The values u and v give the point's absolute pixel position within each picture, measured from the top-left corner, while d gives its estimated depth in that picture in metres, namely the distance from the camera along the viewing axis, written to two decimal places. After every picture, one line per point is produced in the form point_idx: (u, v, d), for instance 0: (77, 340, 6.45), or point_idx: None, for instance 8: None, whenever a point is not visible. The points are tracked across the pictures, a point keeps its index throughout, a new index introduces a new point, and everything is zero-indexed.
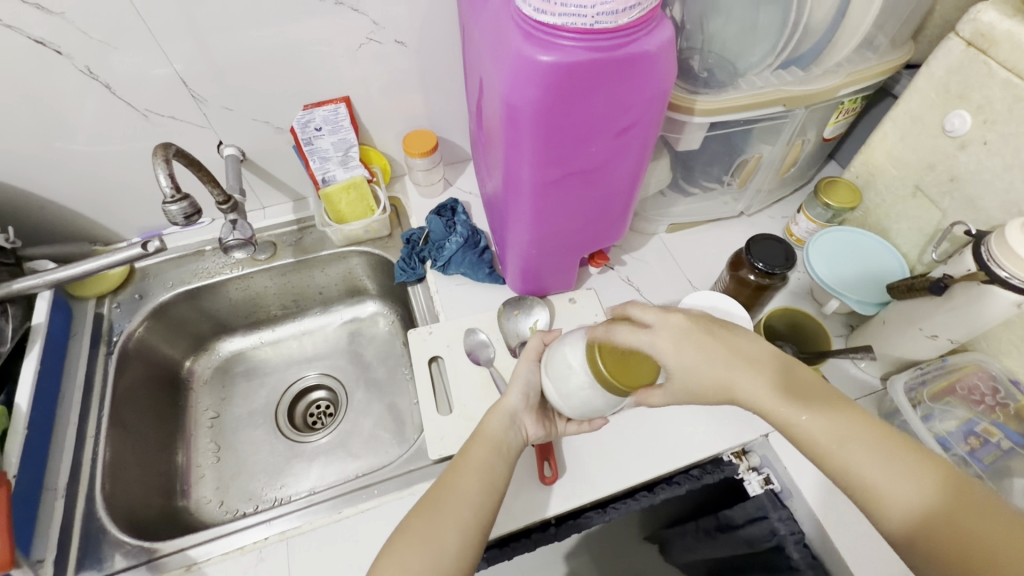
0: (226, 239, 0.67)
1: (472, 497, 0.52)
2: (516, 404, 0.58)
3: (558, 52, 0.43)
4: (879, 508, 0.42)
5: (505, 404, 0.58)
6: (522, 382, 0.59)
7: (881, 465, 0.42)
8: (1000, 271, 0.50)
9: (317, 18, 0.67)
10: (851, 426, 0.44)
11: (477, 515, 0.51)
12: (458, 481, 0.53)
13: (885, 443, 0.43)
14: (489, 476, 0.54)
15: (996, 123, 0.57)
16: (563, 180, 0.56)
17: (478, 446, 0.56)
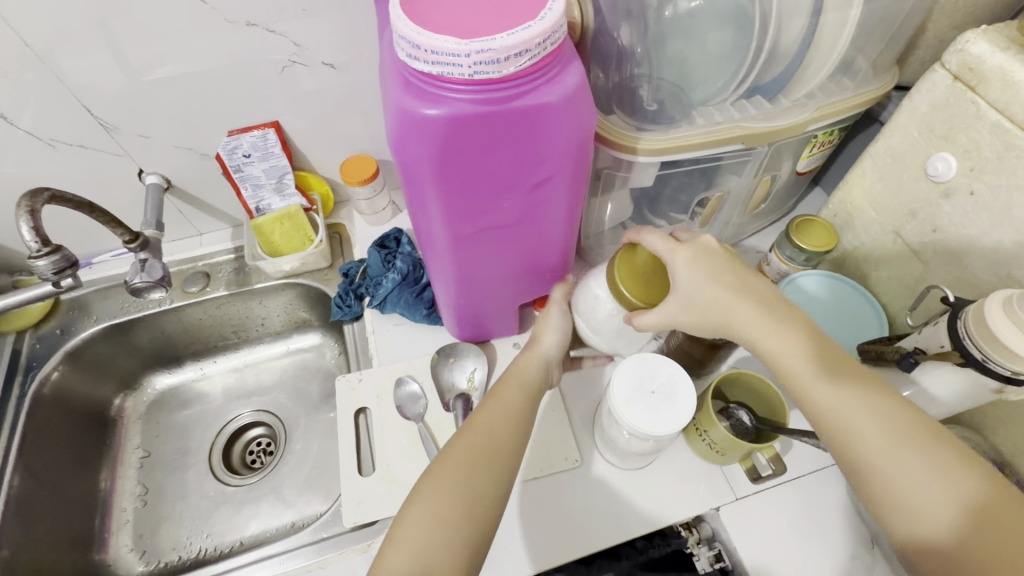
0: (132, 280, 0.62)
1: (506, 416, 0.49)
2: (552, 343, 0.58)
3: (439, 104, 0.37)
4: (905, 525, 0.36)
5: (540, 343, 0.58)
6: (556, 325, 0.59)
7: (917, 469, 0.37)
8: (976, 353, 0.43)
9: (230, 41, 0.61)
10: (886, 422, 0.39)
11: (513, 432, 0.48)
12: (491, 406, 0.50)
13: (923, 445, 0.38)
14: (522, 400, 0.51)
15: (983, 171, 0.49)
16: (478, 237, 0.49)
17: (509, 378, 0.54)
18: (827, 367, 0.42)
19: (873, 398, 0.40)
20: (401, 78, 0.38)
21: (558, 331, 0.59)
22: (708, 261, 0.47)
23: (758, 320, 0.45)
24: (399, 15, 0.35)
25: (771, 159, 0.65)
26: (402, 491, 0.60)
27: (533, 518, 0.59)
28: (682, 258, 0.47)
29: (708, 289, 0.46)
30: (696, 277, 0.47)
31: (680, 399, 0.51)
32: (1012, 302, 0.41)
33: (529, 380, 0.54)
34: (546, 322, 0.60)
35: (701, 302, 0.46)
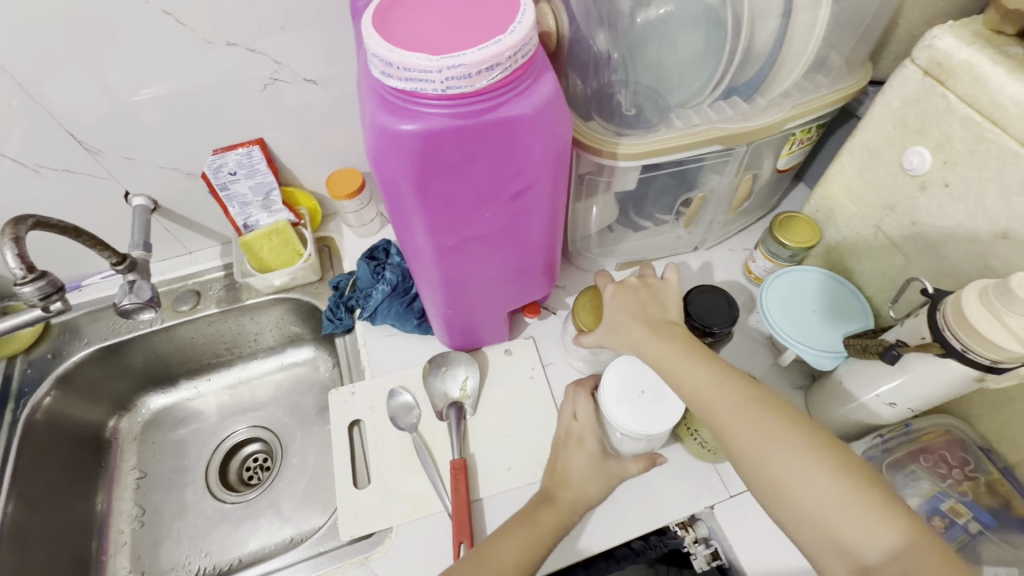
0: (121, 302, 0.62)
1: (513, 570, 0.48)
2: (594, 497, 0.54)
3: (414, 120, 0.37)
4: (820, 545, 0.38)
5: (577, 492, 0.54)
6: (600, 478, 0.55)
7: (808, 485, 0.39)
8: (956, 344, 0.43)
9: (211, 61, 0.61)
10: (778, 437, 0.42)
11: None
12: (502, 554, 0.49)
13: (817, 456, 0.40)
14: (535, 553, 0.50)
15: (956, 164, 0.50)
16: (462, 247, 0.50)
17: (530, 522, 0.52)
18: (721, 388, 0.45)
19: (760, 415, 0.43)
20: (376, 94, 0.39)
21: (602, 486, 0.55)
22: (625, 296, 0.55)
23: (660, 344, 0.49)
24: (371, 34, 0.36)
25: (752, 157, 0.65)
26: (399, 502, 0.61)
27: None
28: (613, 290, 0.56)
29: (622, 316, 0.54)
30: (618, 307, 0.54)
31: (665, 399, 0.52)
32: (989, 293, 0.42)
33: (549, 531, 0.51)
34: (591, 467, 0.56)
35: (617, 328, 0.54)
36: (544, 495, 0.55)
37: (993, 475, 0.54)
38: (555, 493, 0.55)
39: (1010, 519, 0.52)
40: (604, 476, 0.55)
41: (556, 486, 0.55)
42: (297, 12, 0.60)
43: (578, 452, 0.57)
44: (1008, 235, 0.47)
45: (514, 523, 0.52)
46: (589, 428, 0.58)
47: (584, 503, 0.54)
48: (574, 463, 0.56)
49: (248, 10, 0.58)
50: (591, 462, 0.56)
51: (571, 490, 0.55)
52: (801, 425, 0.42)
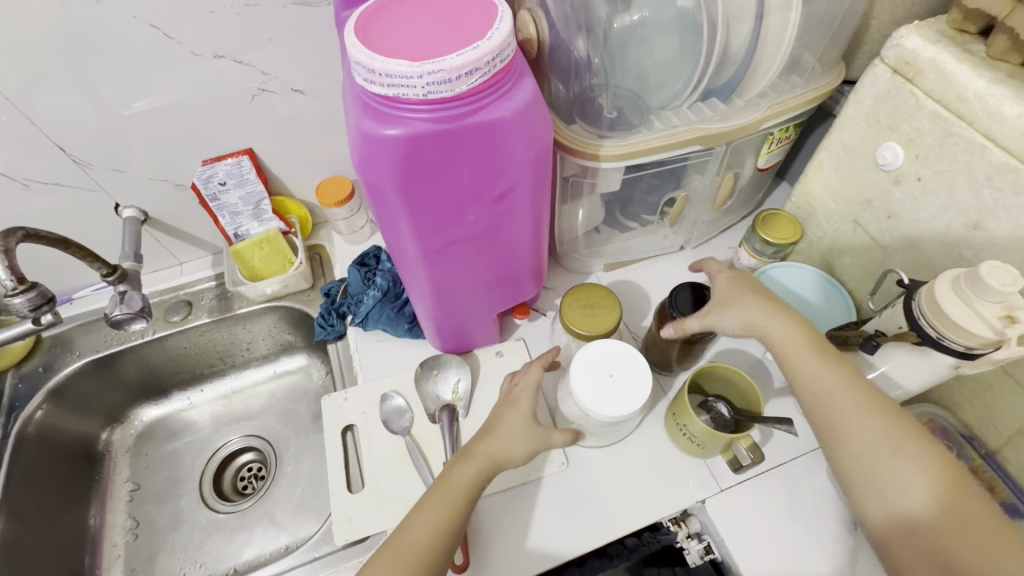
0: (112, 313, 0.62)
1: (426, 544, 0.47)
2: (513, 458, 0.53)
3: (398, 125, 0.38)
4: (884, 502, 0.42)
5: (497, 450, 0.53)
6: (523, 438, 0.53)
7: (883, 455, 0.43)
8: (931, 331, 0.45)
9: (199, 72, 0.62)
10: (864, 414, 0.44)
11: (423, 565, 0.46)
12: (419, 528, 0.48)
13: (893, 432, 0.43)
14: (451, 521, 0.49)
15: (927, 158, 0.51)
16: (447, 250, 0.50)
17: (449, 483, 0.50)
18: (823, 363, 0.48)
19: (860, 395, 0.45)
20: (360, 101, 0.39)
21: (524, 445, 0.53)
22: (736, 275, 0.56)
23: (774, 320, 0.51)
24: (353, 42, 0.37)
25: (732, 156, 0.67)
26: (392, 505, 0.61)
27: (522, 522, 0.60)
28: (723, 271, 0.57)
29: (732, 292, 0.54)
30: (729, 284, 0.55)
31: (631, 391, 0.53)
32: (961, 281, 0.43)
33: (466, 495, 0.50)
34: (514, 425, 0.54)
35: (723, 303, 0.53)
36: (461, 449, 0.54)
37: (975, 462, 0.55)
38: (476, 447, 0.53)
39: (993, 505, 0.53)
40: (527, 436, 0.54)
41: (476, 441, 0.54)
42: (283, 24, 0.61)
43: (507, 412, 0.55)
44: (978, 225, 0.49)
45: (435, 484, 0.51)
46: (524, 390, 0.57)
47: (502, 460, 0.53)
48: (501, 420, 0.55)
49: (234, 22, 0.59)
50: (518, 419, 0.54)
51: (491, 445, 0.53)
52: (883, 405, 0.44)
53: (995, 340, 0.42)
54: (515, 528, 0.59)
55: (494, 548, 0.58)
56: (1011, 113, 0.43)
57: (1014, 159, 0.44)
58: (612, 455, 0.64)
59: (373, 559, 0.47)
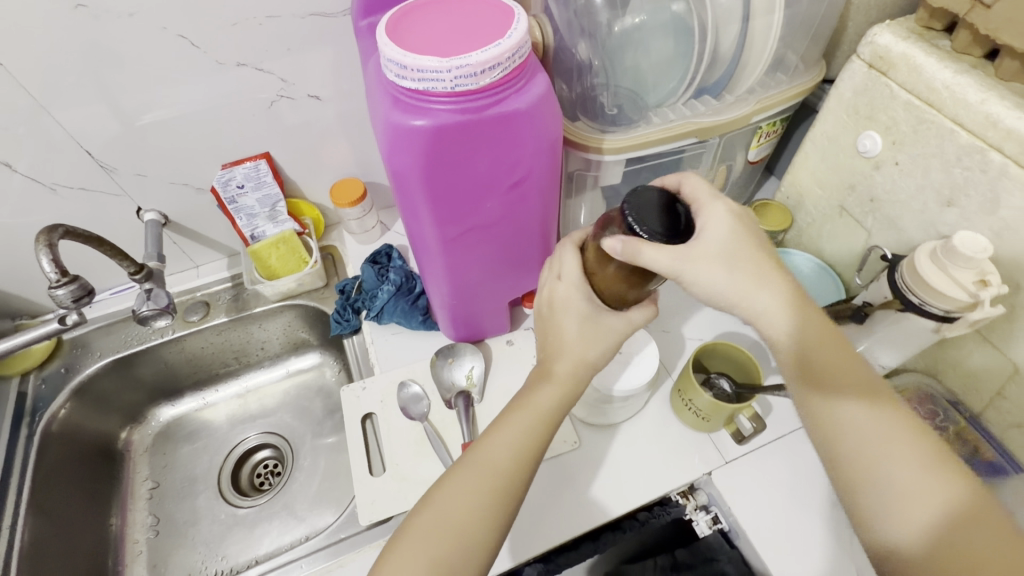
0: (140, 309, 0.65)
1: (507, 460, 0.47)
2: (597, 360, 0.51)
3: (424, 116, 0.42)
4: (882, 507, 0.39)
5: (576, 360, 0.51)
6: (598, 338, 0.51)
7: (886, 455, 0.41)
8: (914, 298, 0.49)
9: (222, 80, 0.66)
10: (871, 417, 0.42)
11: (513, 482, 0.47)
12: (496, 449, 0.48)
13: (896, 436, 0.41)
14: (531, 436, 0.49)
15: (904, 144, 0.56)
16: (464, 237, 0.54)
17: (529, 406, 0.50)
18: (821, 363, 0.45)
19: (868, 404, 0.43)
20: (390, 96, 0.43)
21: (603, 347, 0.51)
22: (736, 222, 0.47)
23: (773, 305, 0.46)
24: (386, 41, 0.41)
25: (725, 149, 0.71)
26: (413, 487, 0.63)
27: (538, 499, 0.62)
28: (715, 211, 0.47)
29: (728, 251, 0.46)
30: (717, 233, 0.46)
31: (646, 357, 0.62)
32: (937, 251, 0.47)
33: (547, 416, 0.50)
34: (585, 329, 0.51)
35: (698, 253, 0.44)
36: (534, 375, 0.52)
37: (959, 425, 0.59)
38: (552, 365, 0.51)
39: (979, 465, 0.57)
40: (606, 336, 0.51)
41: (553, 358, 0.52)
42: (302, 34, 0.65)
43: (570, 316, 0.51)
44: (952, 203, 0.53)
45: (513, 405, 0.51)
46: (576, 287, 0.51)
47: (583, 369, 0.51)
48: (570, 327, 0.51)
49: (257, 32, 0.63)
50: (590, 321, 0.50)
51: (567, 360, 0.51)
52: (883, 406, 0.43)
53: (969, 303, 0.46)
54: (532, 504, 0.62)
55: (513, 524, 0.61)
56: (975, 99, 0.48)
57: (980, 140, 0.49)
58: (622, 433, 0.67)
59: (448, 475, 0.47)
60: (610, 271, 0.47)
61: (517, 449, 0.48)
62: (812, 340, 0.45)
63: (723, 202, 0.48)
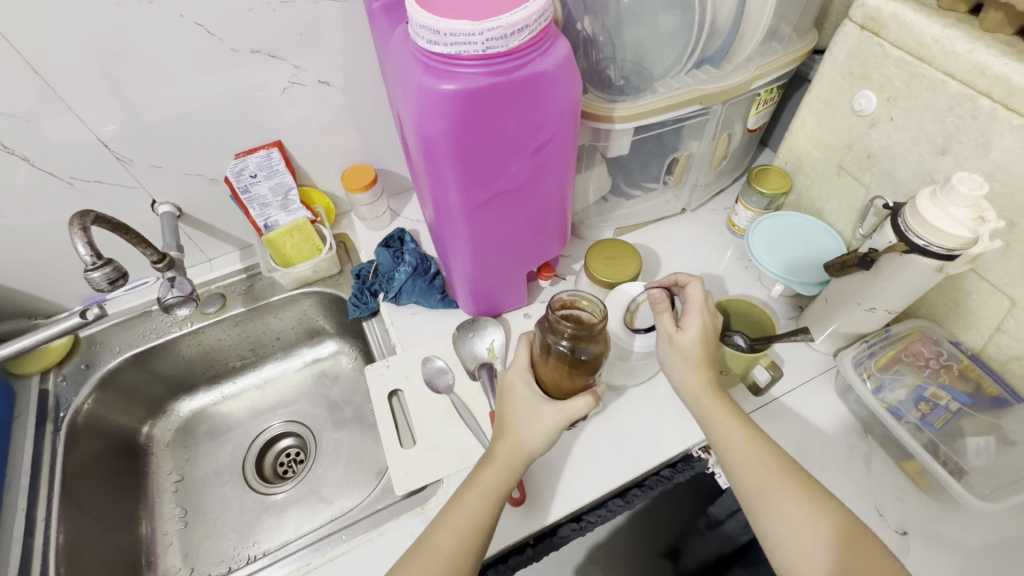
0: (164, 297, 0.66)
1: (463, 530, 0.51)
2: (535, 447, 0.54)
3: (456, 80, 0.44)
4: (786, 538, 0.47)
5: (516, 442, 0.55)
6: (538, 424, 0.54)
7: (770, 495, 0.49)
8: (919, 241, 0.51)
9: (236, 69, 0.67)
10: (762, 455, 0.52)
11: (470, 544, 0.50)
12: (444, 533, 0.51)
13: (785, 470, 0.50)
14: (479, 516, 0.52)
15: (898, 99, 0.59)
16: (490, 204, 0.56)
17: (474, 487, 0.54)
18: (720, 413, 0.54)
19: (760, 444, 0.52)
20: (421, 64, 0.45)
21: (542, 431, 0.54)
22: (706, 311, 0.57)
23: (684, 369, 0.56)
24: (417, 9, 0.43)
25: (726, 118, 0.74)
26: (445, 455, 0.65)
27: (567, 459, 0.65)
28: (698, 298, 0.57)
29: (695, 355, 0.56)
30: (694, 339, 0.56)
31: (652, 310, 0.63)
32: (936, 194, 0.51)
33: (493, 494, 0.53)
34: (522, 411, 0.56)
35: (698, 331, 0.56)
36: (487, 452, 0.57)
37: (963, 363, 0.63)
38: (495, 449, 0.55)
39: (983, 399, 0.61)
40: (541, 423, 0.54)
41: (494, 443, 0.56)
42: (313, 21, 0.67)
43: (510, 400, 0.57)
44: (946, 150, 0.56)
45: (461, 490, 0.54)
46: (519, 375, 0.58)
47: (525, 454, 0.54)
48: (513, 412, 0.56)
49: (269, 19, 0.64)
50: (525, 407, 0.56)
51: (508, 443, 0.55)
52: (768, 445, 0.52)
53: (970, 239, 0.49)
54: (562, 465, 0.64)
55: (545, 484, 0.63)
56: (963, 50, 0.51)
57: (970, 88, 0.52)
58: (643, 394, 0.69)
59: (415, 553, 0.51)
60: (551, 367, 0.54)
61: (467, 523, 0.52)
62: (710, 406, 0.55)
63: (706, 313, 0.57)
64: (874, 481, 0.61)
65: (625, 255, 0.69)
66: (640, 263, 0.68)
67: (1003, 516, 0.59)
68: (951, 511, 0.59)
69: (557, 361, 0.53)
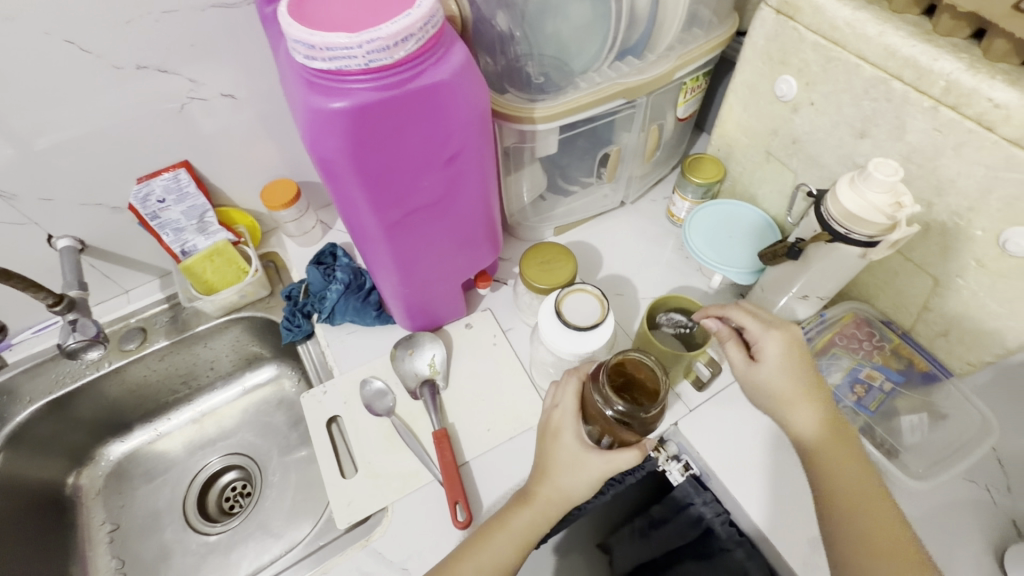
0: (67, 343, 0.61)
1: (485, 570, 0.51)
2: (573, 495, 0.52)
3: (344, 97, 0.40)
4: None
5: (556, 490, 0.52)
6: (580, 476, 0.51)
7: (865, 558, 0.45)
8: (840, 229, 0.51)
9: (122, 88, 0.61)
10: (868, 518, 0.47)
11: None
12: (465, 567, 0.51)
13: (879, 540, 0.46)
14: (507, 557, 0.51)
15: (816, 84, 0.58)
16: (407, 221, 0.53)
17: (504, 528, 0.52)
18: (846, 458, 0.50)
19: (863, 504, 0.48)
20: (304, 81, 0.42)
21: (582, 481, 0.51)
22: (789, 347, 0.53)
23: (791, 411, 0.51)
24: (289, 22, 0.39)
25: (654, 109, 0.72)
26: (389, 482, 0.62)
27: (515, 473, 0.63)
28: (771, 342, 0.53)
29: (781, 388, 0.51)
30: (768, 378, 0.52)
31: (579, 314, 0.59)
32: (855, 181, 0.50)
33: (523, 539, 0.52)
34: (568, 459, 0.51)
35: (771, 374, 0.52)
36: (526, 489, 0.55)
37: (895, 341, 0.63)
38: (535, 490, 0.53)
39: (915, 375, 0.62)
40: (586, 470, 0.50)
41: (536, 483, 0.53)
42: (205, 31, 0.61)
43: (556, 445, 0.53)
44: (865, 134, 0.56)
45: (490, 525, 0.53)
46: (567, 417, 0.53)
47: (563, 501, 0.52)
48: (555, 457, 0.52)
49: (152, 32, 0.59)
50: (569, 454, 0.52)
51: (549, 486, 0.53)
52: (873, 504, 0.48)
53: (888, 225, 0.49)
54: (511, 479, 0.62)
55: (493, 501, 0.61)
56: (874, 32, 0.50)
57: (882, 71, 0.51)
58: None
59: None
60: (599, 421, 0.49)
61: (493, 566, 0.51)
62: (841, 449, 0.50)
63: (775, 330, 0.53)
64: None
65: (562, 259, 0.67)
66: (577, 266, 0.67)
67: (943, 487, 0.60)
68: None
69: (604, 421, 0.48)
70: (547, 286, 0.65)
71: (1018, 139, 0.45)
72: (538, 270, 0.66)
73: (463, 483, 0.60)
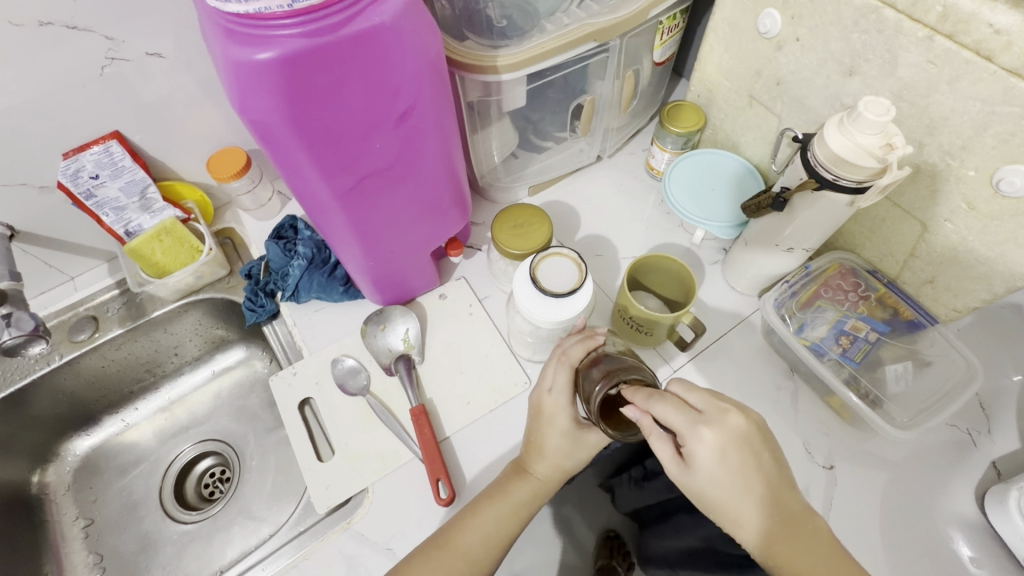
0: (2, 340, 0.56)
1: (484, 543, 0.50)
2: (569, 467, 0.53)
3: (270, 46, 0.35)
4: None
5: (554, 467, 0.53)
6: (573, 454, 0.52)
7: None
8: (828, 175, 0.48)
9: (27, 50, 0.54)
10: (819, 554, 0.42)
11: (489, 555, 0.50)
12: (468, 536, 0.50)
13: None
14: (503, 527, 0.51)
15: (802, 17, 0.53)
16: (362, 187, 0.48)
17: (503, 498, 0.52)
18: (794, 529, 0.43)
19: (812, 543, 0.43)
20: (224, 30, 0.37)
21: (579, 457, 0.53)
22: (728, 444, 0.43)
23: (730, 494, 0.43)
24: None
25: (629, 53, 0.67)
26: (368, 462, 0.60)
27: (500, 444, 0.61)
28: (701, 447, 0.42)
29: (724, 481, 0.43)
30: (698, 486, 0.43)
31: (557, 279, 0.55)
32: (844, 123, 0.46)
33: (520, 509, 0.52)
34: (564, 443, 0.52)
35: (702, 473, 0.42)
36: (521, 461, 0.55)
37: (880, 291, 0.62)
38: (531, 465, 0.53)
39: (899, 324, 0.61)
40: (582, 449, 0.52)
41: (532, 458, 0.54)
42: None
43: (550, 430, 0.52)
44: (853, 71, 0.52)
45: (488, 496, 0.52)
46: (560, 404, 0.51)
47: (560, 472, 0.53)
48: (548, 440, 0.52)
49: None
50: (566, 439, 0.52)
51: (546, 462, 0.53)
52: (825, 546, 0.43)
53: (879, 169, 0.46)
54: (491, 451, 0.61)
55: (476, 475, 0.59)
56: None
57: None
58: None
59: (428, 550, 0.50)
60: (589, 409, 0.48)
61: (492, 538, 0.50)
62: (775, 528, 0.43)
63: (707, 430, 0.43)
64: (801, 419, 0.61)
65: (534, 221, 0.63)
66: (551, 228, 0.63)
67: (929, 432, 0.60)
68: (878, 437, 0.60)
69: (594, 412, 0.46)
70: (522, 248, 0.61)
71: (1018, 69, 0.41)
72: (509, 232, 0.62)
73: (444, 459, 0.58)
